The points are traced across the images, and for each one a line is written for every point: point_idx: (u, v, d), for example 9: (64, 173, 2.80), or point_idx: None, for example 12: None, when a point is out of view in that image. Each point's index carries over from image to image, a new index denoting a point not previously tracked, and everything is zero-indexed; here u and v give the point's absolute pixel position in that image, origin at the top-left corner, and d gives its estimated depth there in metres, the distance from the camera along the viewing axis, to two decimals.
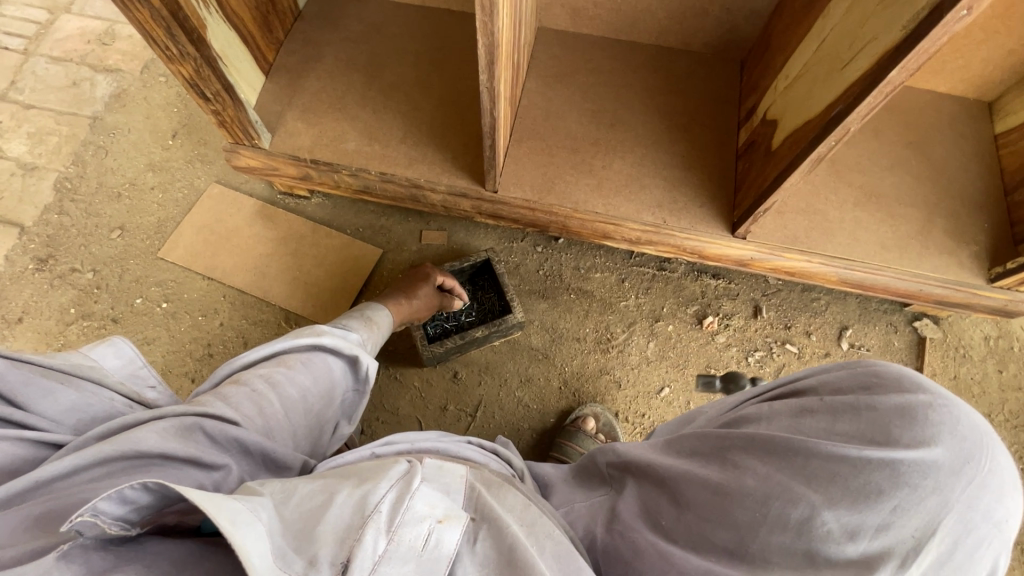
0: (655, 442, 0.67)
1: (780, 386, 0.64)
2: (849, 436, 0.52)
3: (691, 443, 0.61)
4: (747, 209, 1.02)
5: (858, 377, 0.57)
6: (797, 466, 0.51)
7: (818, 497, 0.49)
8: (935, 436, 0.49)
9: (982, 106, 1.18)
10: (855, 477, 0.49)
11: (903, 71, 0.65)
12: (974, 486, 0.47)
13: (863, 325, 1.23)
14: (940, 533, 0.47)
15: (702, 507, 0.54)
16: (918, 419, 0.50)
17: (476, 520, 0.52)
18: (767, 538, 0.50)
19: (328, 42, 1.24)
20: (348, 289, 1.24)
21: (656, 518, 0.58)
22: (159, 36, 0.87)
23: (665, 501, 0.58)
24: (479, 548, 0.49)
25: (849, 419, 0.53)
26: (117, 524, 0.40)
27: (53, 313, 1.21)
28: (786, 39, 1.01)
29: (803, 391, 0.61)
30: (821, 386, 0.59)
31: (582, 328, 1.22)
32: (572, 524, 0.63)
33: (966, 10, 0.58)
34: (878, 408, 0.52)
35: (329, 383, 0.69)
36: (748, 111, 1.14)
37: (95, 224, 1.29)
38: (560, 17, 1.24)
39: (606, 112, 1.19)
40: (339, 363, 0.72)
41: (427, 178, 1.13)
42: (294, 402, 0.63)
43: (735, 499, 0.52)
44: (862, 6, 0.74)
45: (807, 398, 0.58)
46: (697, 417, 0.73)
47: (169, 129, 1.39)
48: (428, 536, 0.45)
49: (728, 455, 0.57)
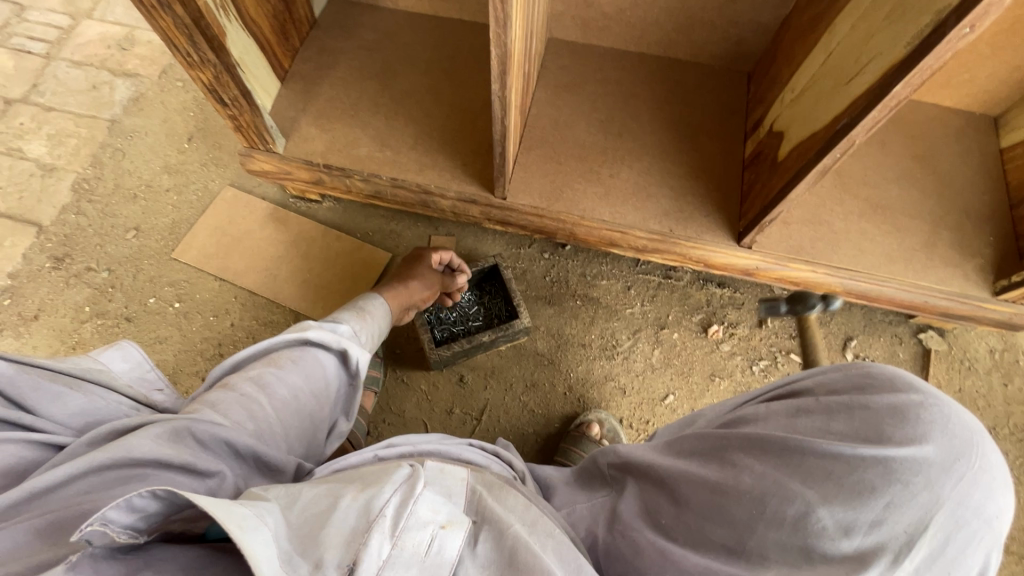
0: (655, 444, 0.68)
1: (778, 387, 0.65)
2: (843, 435, 0.53)
3: (690, 444, 0.62)
4: (753, 219, 1.04)
5: (852, 377, 0.58)
6: (794, 464, 0.52)
7: (815, 495, 0.50)
8: (925, 435, 0.50)
9: (987, 120, 1.19)
10: (850, 474, 0.50)
11: (907, 86, 0.67)
12: (965, 484, 0.48)
13: (868, 336, 1.24)
14: (933, 528, 0.47)
15: (701, 505, 0.55)
16: (910, 418, 0.51)
17: (477, 522, 0.53)
18: (763, 535, 0.51)
19: (343, 50, 1.27)
20: (357, 292, 1.26)
21: (656, 518, 0.59)
22: (181, 43, 0.89)
23: (664, 500, 0.59)
24: (480, 550, 0.50)
25: (844, 419, 0.54)
26: (126, 533, 0.40)
27: (68, 311, 1.23)
28: (793, 52, 1.03)
29: (799, 392, 0.62)
30: (817, 387, 0.60)
31: (588, 335, 1.23)
32: (572, 526, 0.64)
33: (969, 28, 0.59)
34: (870, 408, 0.53)
35: (318, 380, 0.70)
36: (755, 123, 1.15)
37: (111, 224, 1.31)
38: (570, 28, 1.27)
39: (614, 122, 1.20)
40: (329, 357, 0.73)
41: (437, 184, 1.15)
42: (284, 401, 0.64)
43: (733, 497, 0.54)
44: (868, 22, 0.75)
45: (804, 399, 0.59)
46: (696, 420, 0.74)
47: (185, 133, 1.42)
48: (430, 542, 0.47)
49: (727, 454, 0.58)
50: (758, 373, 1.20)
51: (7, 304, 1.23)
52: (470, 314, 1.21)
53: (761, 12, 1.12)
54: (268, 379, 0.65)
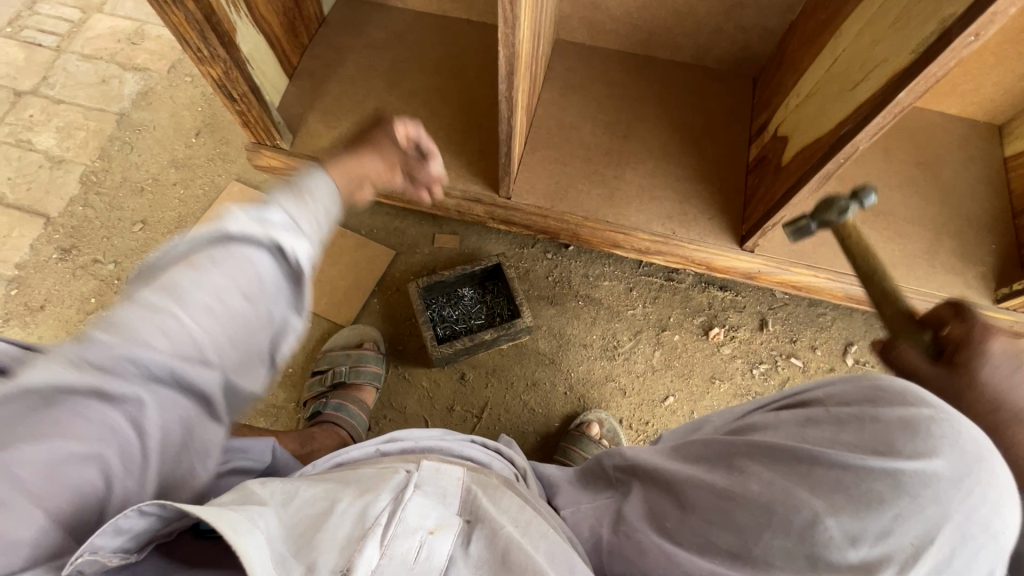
0: (660, 448, 0.68)
1: (788, 396, 0.66)
2: (852, 445, 0.53)
3: (696, 449, 0.63)
4: (756, 222, 1.04)
5: (863, 388, 0.58)
6: (801, 473, 0.53)
7: (823, 504, 0.51)
8: (937, 448, 0.50)
9: (991, 129, 1.19)
10: (858, 485, 0.51)
11: (912, 93, 0.67)
12: (973, 499, 0.49)
13: (869, 342, 1.24)
14: (938, 541, 0.48)
15: (705, 509, 0.56)
16: (921, 431, 0.52)
17: (470, 522, 0.53)
18: (768, 542, 0.52)
19: (351, 48, 1.28)
20: (360, 288, 1.27)
21: (661, 521, 0.59)
22: (192, 39, 0.89)
23: (669, 504, 0.59)
24: (473, 550, 0.51)
25: (854, 430, 0.55)
26: (117, 556, 0.39)
27: (74, 301, 1.24)
28: (799, 58, 1.04)
29: (809, 402, 0.62)
30: (827, 397, 0.60)
31: (589, 335, 1.24)
32: (577, 525, 0.65)
33: (974, 37, 0.60)
34: (881, 420, 0.54)
35: (263, 282, 0.45)
36: (760, 127, 1.16)
37: (118, 217, 1.32)
38: (577, 30, 1.27)
39: (619, 124, 1.21)
40: (274, 252, 0.46)
41: (442, 182, 1.15)
42: (211, 314, 0.43)
43: (740, 504, 0.54)
44: (874, 28, 0.76)
45: (813, 409, 0.59)
46: (702, 425, 0.75)
47: (193, 127, 1.43)
48: (419, 549, 0.48)
49: (734, 460, 0.58)
50: (758, 376, 1.21)
51: (13, 294, 1.24)
52: (472, 312, 1.21)
53: (768, 17, 1.12)
54: (179, 280, 0.42)
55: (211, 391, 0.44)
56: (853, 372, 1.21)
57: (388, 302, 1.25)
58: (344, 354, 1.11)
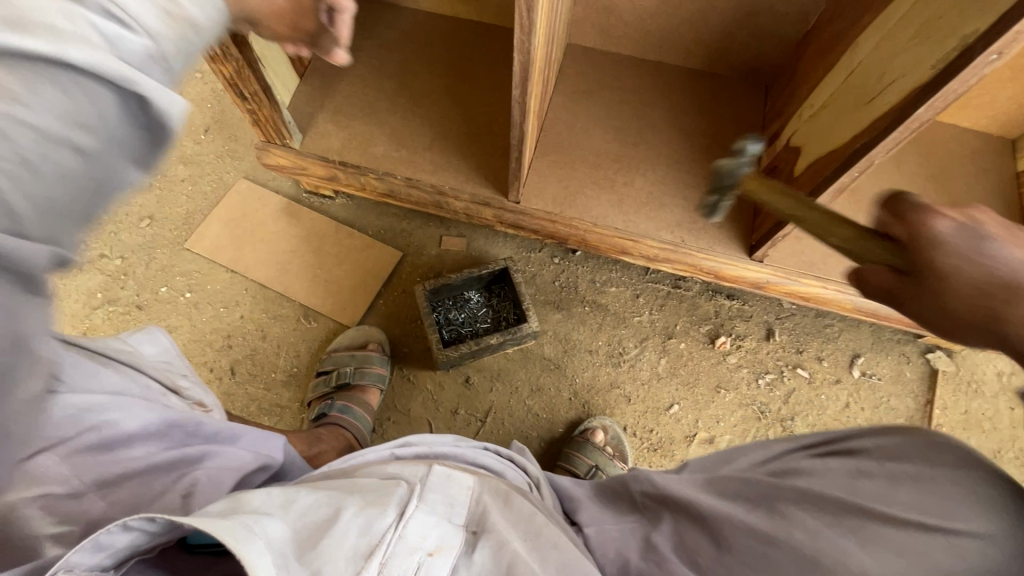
0: (691, 478, 0.67)
1: (833, 438, 0.66)
2: (907, 505, 0.56)
3: (734, 486, 0.63)
4: (766, 233, 1.04)
5: (920, 445, 0.60)
6: (851, 525, 0.56)
7: (870, 560, 0.53)
8: (991, 516, 0.53)
9: (1005, 142, 1.18)
10: (908, 543, 0.53)
11: (930, 109, 0.67)
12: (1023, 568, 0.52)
13: (876, 354, 1.23)
14: None
15: (744, 554, 0.57)
16: (978, 497, 0.54)
17: (476, 533, 0.54)
18: None
19: (362, 47, 1.27)
20: (366, 289, 1.26)
21: (694, 557, 0.59)
22: (203, 36, 0.90)
23: (704, 540, 0.60)
24: (476, 559, 0.51)
25: (911, 488, 0.57)
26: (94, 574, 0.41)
27: (81, 296, 1.24)
28: (813, 68, 1.03)
29: (861, 449, 0.63)
30: (880, 447, 0.62)
31: (595, 341, 1.23)
32: (600, 547, 0.63)
33: (997, 55, 0.59)
34: (937, 480, 0.56)
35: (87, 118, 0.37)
36: (771, 137, 1.16)
37: (125, 212, 1.32)
38: (590, 34, 1.27)
39: (629, 130, 1.21)
40: (108, 91, 0.38)
41: (452, 185, 1.15)
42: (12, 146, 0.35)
43: (781, 551, 0.56)
44: (892, 42, 0.75)
45: (865, 461, 0.61)
46: (737, 457, 0.71)
47: (202, 124, 1.43)
48: (417, 568, 0.48)
49: (775, 504, 0.59)
50: (764, 386, 1.20)
51: None
52: (478, 316, 1.21)
53: (782, 25, 1.12)
54: None
55: (40, 259, 0.36)
56: (859, 384, 1.21)
57: (394, 304, 1.25)
58: (350, 355, 1.10)
